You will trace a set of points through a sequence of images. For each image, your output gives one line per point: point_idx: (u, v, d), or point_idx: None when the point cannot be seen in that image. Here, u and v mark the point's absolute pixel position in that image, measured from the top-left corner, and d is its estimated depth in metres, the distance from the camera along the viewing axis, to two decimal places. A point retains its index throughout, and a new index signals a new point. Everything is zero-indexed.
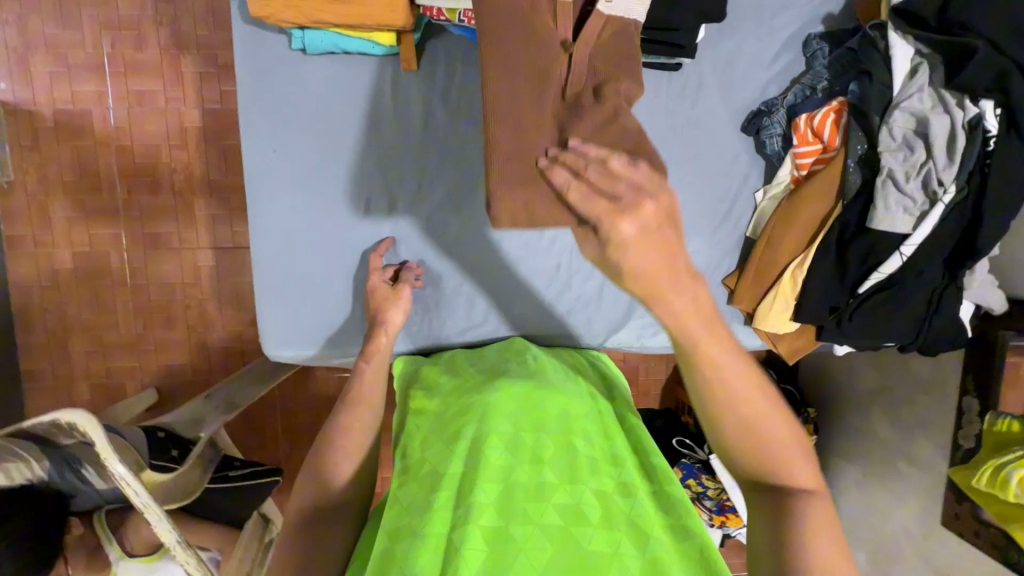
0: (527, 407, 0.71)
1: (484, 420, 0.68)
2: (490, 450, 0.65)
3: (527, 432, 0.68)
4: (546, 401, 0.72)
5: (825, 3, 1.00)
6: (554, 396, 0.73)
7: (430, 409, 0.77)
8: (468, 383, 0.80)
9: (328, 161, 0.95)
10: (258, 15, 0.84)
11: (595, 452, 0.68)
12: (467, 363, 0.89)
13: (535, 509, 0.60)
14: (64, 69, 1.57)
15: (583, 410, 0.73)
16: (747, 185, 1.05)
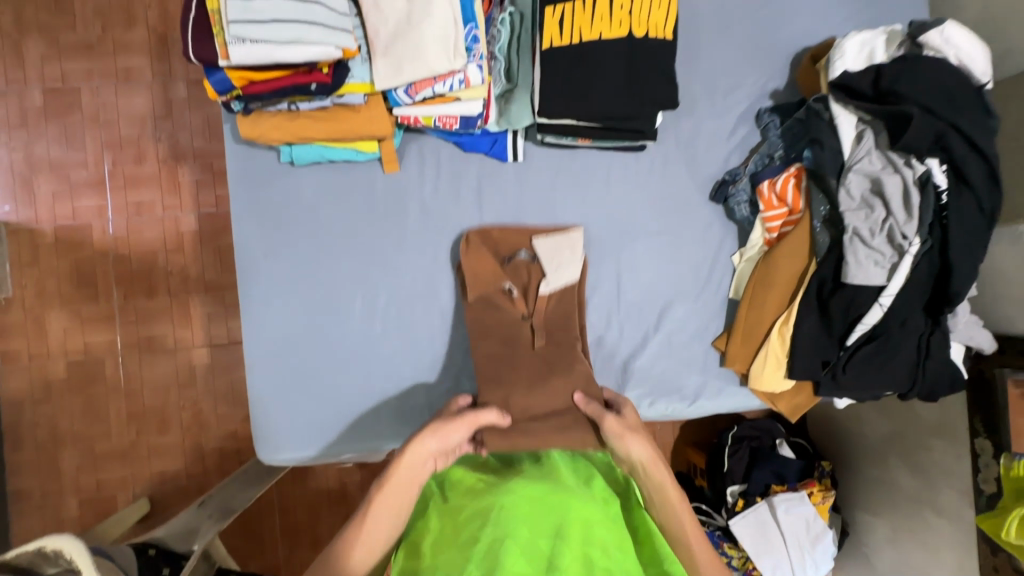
0: (541, 515, 0.68)
1: (499, 532, 0.64)
2: (508, 568, 0.60)
3: (543, 546, 0.64)
4: (561, 507, 0.69)
5: (770, 80, 1.09)
6: (569, 502, 0.70)
7: (441, 509, 0.75)
8: (481, 487, 0.77)
9: (320, 262, 0.99)
10: (249, 136, 0.90)
11: (615, 566, 0.64)
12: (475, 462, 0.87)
13: None
14: (67, 188, 1.65)
15: (600, 517, 0.70)
16: (724, 249, 1.08)
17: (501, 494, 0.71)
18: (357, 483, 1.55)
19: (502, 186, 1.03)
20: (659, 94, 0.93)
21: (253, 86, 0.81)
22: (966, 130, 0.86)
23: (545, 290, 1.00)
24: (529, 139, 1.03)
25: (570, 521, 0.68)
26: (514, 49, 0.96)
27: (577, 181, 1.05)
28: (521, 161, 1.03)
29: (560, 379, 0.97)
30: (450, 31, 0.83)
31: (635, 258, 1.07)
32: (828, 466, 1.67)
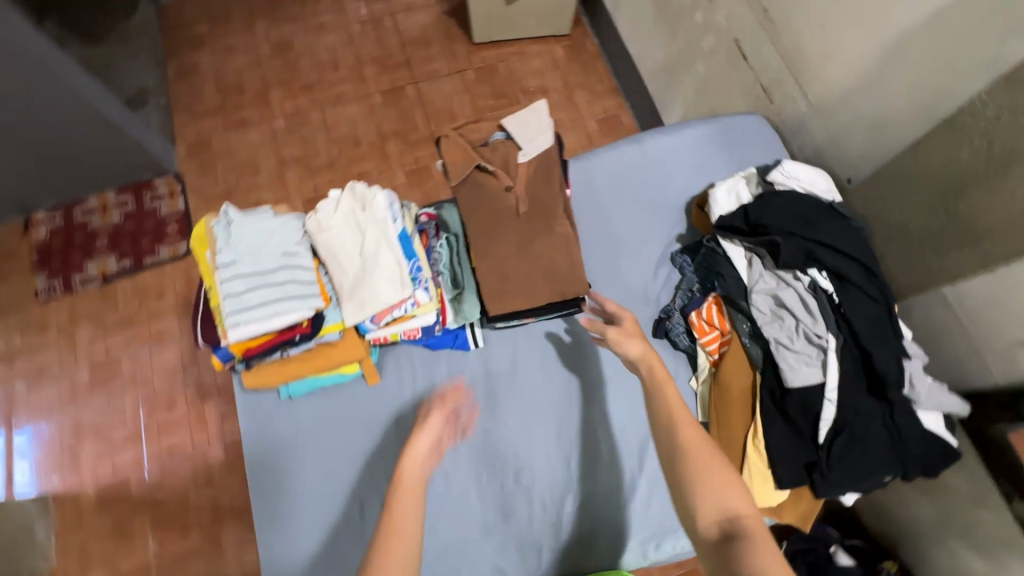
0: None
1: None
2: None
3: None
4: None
5: (672, 227, 1.32)
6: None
7: None
8: None
9: (326, 476, 1.11)
10: (253, 385, 1.08)
11: None
12: None
13: None
14: (108, 447, 1.89)
15: None
16: (680, 377, 1.18)
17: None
18: None
19: (470, 370, 1.19)
20: None
21: (250, 351, 1.01)
22: (830, 241, 1.04)
23: (522, 158, 1.09)
24: (484, 326, 1.21)
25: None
26: (454, 261, 1.19)
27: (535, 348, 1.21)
28: (482, 346, 1.20)
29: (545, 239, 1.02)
30: (396, 270, 1.05)
31: (603, 404, 1.17)
32: (892, 566, 1.55)
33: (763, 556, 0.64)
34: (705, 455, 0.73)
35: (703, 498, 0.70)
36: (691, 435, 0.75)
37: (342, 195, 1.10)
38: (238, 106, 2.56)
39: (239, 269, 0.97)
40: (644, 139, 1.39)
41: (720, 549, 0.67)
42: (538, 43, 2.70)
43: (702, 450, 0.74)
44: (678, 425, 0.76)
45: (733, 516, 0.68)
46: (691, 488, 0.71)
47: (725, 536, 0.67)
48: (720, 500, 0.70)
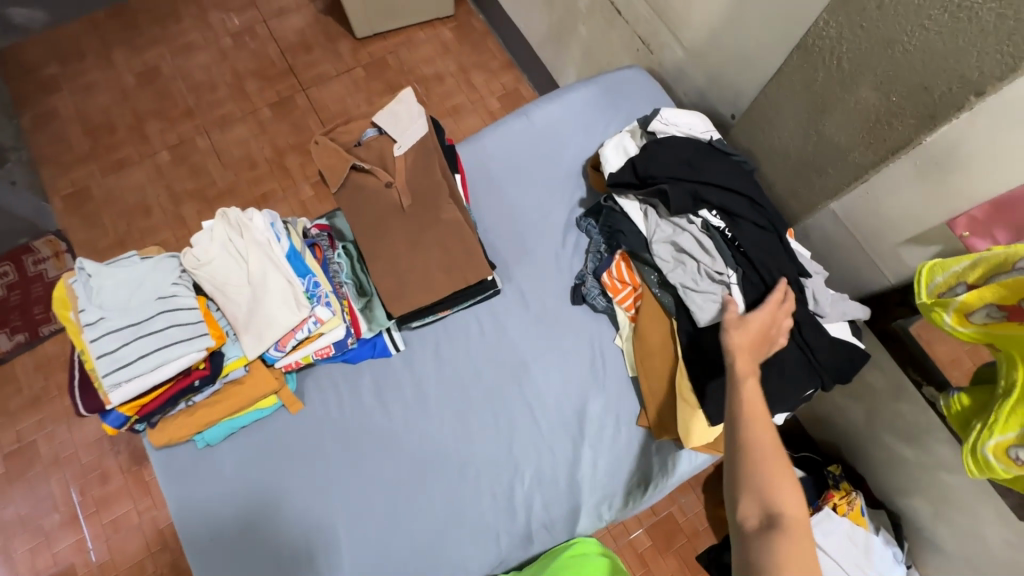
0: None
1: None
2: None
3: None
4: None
5: (573, 193, 1.31)
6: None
7: None
8: None
9: (262, 518, 1.05)
10: (162, 442, 1.01)
11: None
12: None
13: None
14: (43, 537, 1.83)
15: None
16: (605, 338, 1.20)
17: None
18: None
19: (396, 376, 1.16)
20: None
21: (145, 407, 0.94)
22: (715, 180, 1.06)
23: (399, 152, 1.05)
24: (402, 328, 1.18)
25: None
26: (356, 268, 1.15)
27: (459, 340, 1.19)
28: (403, 348, 1.17)
29: (435, 231, 1.00)
30: (289, 291, 0.99)
31: (535, 382, 1.17)
32: (837, 469, 1.64)
33: (788, 556, 0.66)
34: (773, 461, 0.72)
35: (750, 489, 0.72)
36: (765, 439, 0.73)
37: (216, 224, 1.02)
38: (113, 146, 2.36)
39: (109, 325, 0.89)
40: (531, 109, 1.37)
41: (753, 538, 0.69)
42: (424, 28, 2.62)
43: (772, 453, 0.73)
44: (752, 423, 0.75)
45: (783, 520, 0.68)
46: (743, 483, 0.72)
47: (759, 531, 0.69)
48: (768, 497, 0.70)
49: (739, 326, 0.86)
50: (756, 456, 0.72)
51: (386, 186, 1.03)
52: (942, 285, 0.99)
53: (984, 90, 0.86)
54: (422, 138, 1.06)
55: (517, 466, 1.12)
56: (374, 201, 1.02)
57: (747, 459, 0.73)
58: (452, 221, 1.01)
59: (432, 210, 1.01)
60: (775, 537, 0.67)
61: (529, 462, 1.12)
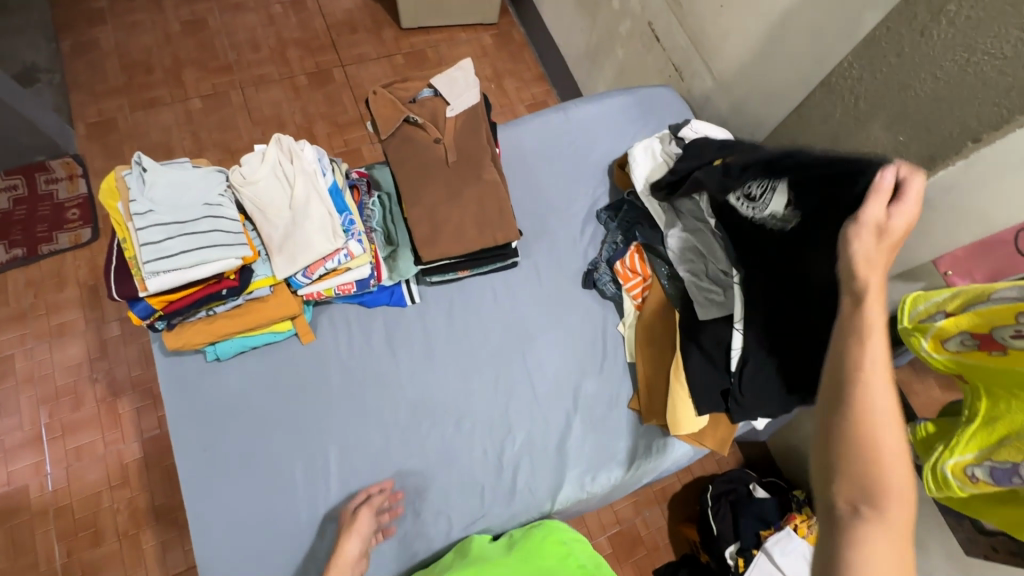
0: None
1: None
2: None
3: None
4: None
5: (597, 188, 1.40)
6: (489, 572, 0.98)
7: None
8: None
9: (257, 440, 1.07)
10: (176, 347, 1.03)
11: None
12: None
13: None
14: (2, 453, 1.76)
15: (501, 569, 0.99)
16: (609, 324, 1.27)
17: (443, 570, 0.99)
18: None
19: (407, 326, 1.20)
20: None
21: (172, 305, 0.98)
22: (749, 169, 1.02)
23: (451, 113, 1.13)
24: (420, 282, 1.23)
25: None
26: (387, 218, 1.21)
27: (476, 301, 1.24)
28: (418, 302, 1.22)
29: (473, 188, 1.08)
30: (327, 221, 1.04)
31: (537, 353, 1.22)
32: (802, 495, 1.72)
33: (880, 546, 0.61)
34: (889, 439, 0.64)
35: (850, 472, 0.64)
36: (882, 417, 0.64)
37: (268, 148, 1.07)
38: (147, 85, 2.40)
39: (157, 217, 0.93)
40: (569, 106, 1.47)
41: (844, 523, 0.64)
42: (467, 30, 2.74)
43: (886, 431, 0.64)
44: (870, 389, 0.65)
45: (884, 513, 0.62)
46: (844, 465, 0.65)
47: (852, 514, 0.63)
48: (870, 483, 0.63)
49: (868, 236, 0.70)
50: (872, 436, 0.64)
51: (435, 142, 1.10)
52: (922, 312, 1.05)
53: (980, 137, 0.98)
54: (473, 106, 1.14)
55: (509, 428, 1.16)
56: (421, 153, 1.09)
57: (855, 441, 0.65)
58: (488, 182, 1.09)
59: (474, 171, 1.09)
60: (870, 526, 0.62)
61: (520, 426, 1.16)
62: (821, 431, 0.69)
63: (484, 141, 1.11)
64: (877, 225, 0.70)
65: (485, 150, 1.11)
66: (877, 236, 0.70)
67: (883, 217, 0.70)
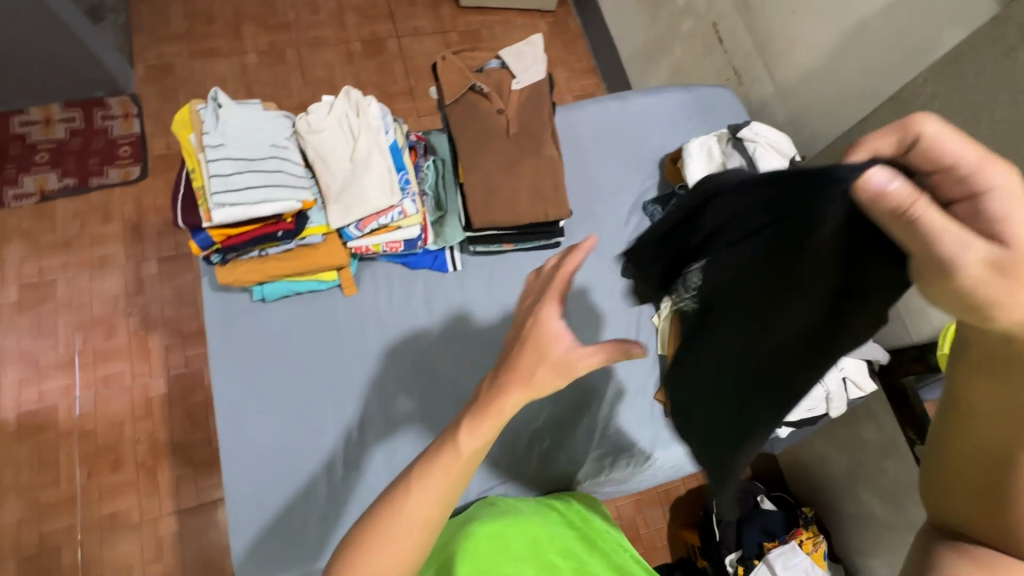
0: (499, 539, 0.83)
1: (455, 561, 0.77)
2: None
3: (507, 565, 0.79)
4: (518, 535, 0.85)
5: (647, 181, 1.40)
6: (522, 531, 0.86)
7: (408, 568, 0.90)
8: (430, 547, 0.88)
9: (293, 383, 1.10)
10: (226, 281, 1.06)
11: None
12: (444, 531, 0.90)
13: None
14: (35, 373, 1.81)
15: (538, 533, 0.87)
16: (644, 315, 1.28)
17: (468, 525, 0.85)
18: None
19: (446, 292, 1.22)
20: None
21: (231, 239, 1.01)
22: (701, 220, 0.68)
23: (516, 86, 1.13)
24: (463, 251, 1.24)
25: (526, 549, 0.83)
26: (439, 182, 1.22)
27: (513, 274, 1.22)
28: (460, 270, 1.24)
29: (532, 163, 1.09)
30: (386, 177, 1.07)
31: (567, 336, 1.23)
32: (808, 512, 1.73)
33: None
34: None
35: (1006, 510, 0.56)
36: None
37: (336, 100, 1.10)
38: (206, 35, 2.44)
39: (227, 152, 0.96)
40: (627, 96, 1.47)
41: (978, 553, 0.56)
42: (523, 15, 2.73)
43: None
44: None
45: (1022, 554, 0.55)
46: (998, 498, 0.56)
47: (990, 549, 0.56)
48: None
49: (997, 275, 0.46)
50: None
51: (499, 113, 1.11)
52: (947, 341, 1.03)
53: None
54: (538, 82, 1.15)
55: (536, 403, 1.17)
56: (484, 122, 1.11)
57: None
58: (546, 158, 1.10)
59: (534, 147, 1.10)
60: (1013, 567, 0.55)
61: (546, 403, 1.17)
62: (983, 463, 0.57)
63: (547, 119, 1.13)
64: (988, 258, 0.46)
65: (547, 128, 1.12)
66: (991, 269, 0.46)
67: (989, 248, 0.46)
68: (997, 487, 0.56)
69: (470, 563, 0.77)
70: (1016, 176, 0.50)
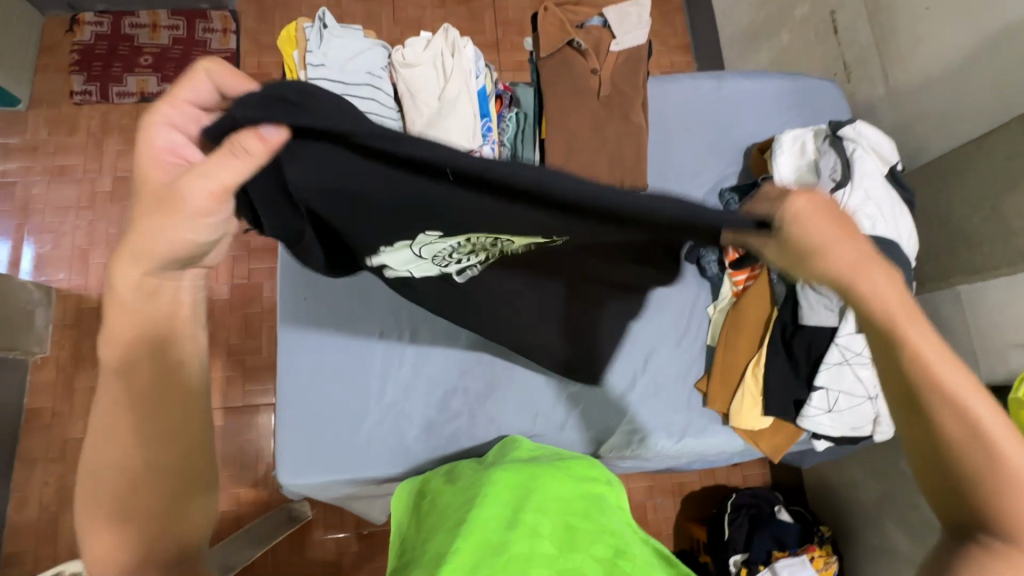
0: (520, 487, 0.80)
1: (475, 504, 0.76)
2: (493, 530, 0.70)
3: (526, 508, 0.75)
4: (542, 483, 0.81)
5: (728, 167, 1.35)
6: (547, 482, 0.81)
7: (427, 506, 0.90)
8: (459, 488, 0.88)
9: (351, 303, 1.15)
10: None
11: (595, 531, 0.71)
12: (471, 468, 0.96)
13: (532, 556, 0.66)
14: None
15: (561, 479, 0.83)
16: (699, 303, 1.26)
17: (490, 475, 0.84)
18: (353, 554, 1.85)
19: None
20: None
21: None
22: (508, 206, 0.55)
23: (615, 48, 1.10)
24: None
25: (549, 496, 0.78)
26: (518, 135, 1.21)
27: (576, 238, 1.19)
28: None
29: (620, 129, 1.06)
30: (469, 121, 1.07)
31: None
32: (825, 532, 1.70)
33: None
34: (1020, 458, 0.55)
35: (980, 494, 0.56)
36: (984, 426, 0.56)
37: (434, 36, 1.10)
38: None
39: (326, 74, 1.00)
40: (725, 76, 1.40)
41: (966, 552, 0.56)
42: None
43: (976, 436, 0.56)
44: (964, 397, 0.56)
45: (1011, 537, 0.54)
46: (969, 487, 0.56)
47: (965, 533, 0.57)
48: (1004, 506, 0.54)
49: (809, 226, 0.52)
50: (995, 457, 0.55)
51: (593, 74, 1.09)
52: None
53: None
54: (640, 46, 1.11)
55: None
56: (577, 81, 1.09)
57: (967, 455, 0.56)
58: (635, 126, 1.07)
59: (624, 114, 1.07)
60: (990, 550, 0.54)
61: None
62: (918, 453, 0.60)
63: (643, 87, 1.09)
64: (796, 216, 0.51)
65: (641, 96, 1.09)
66: (801, 212, 0.52)
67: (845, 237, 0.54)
68: (940, 470, 0.58)
69: (490, 506, 0.75)
70: (808, 196, 0.52)
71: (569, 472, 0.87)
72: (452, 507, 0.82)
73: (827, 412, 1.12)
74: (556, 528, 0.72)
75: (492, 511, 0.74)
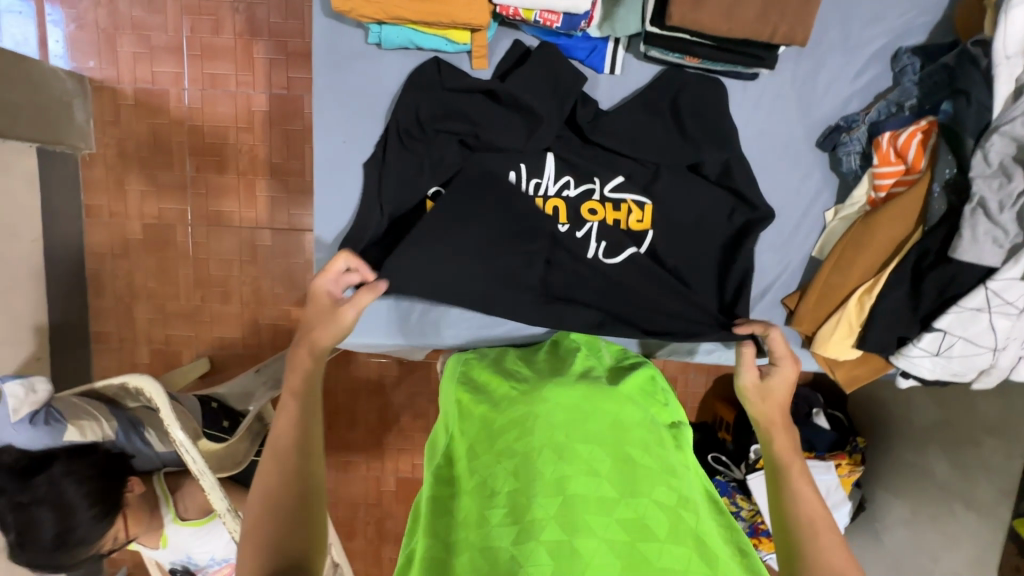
0: (574, 407, 0.75)
1: (522, 425, 0.72)
2: (543, 462, 0.67)
3: (581, 438, 0.70)
4: (597, 410, 0.75)
5: (922, 15, 0.96)
6: (601, 408, 0.75)
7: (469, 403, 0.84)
8: (507, 392, 0.82)
9: (393, 152, 0.98)
10: (341, 10, 0.89)
11: (658, 479, 0.68)
12: (516, 370, 0.91)
13: (597, 507, 0.63)
14: (148, 50, 1.75)
15: (619, 405, 0.78)
16: (817, 203, 1.04)
17: (541, 388, 0.79)
18: (392, 378, 1.99)
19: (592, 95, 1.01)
20: (786, 29, 0.86)
21: None
22: None
23: None
24: (630, 50, 1.00)
25: (604, 427, 0.73)
26: None
27: (700, 117, 0.98)
28: (618, 74, 1.01)
29: None
30: None
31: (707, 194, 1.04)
32: (860, 442, 1.66)
33: None
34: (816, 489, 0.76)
35: None
36: None
37: None
38: None
39: None
40: None
41: None
42: None
43: None
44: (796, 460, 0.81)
45: None
46: None
47: None
48: None
49: None
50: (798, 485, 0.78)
51: None
52: None
53: None
54: None
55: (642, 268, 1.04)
56: None
57: None
58: None
59: None
60: None
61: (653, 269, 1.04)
62: None
63: None
64: None
65: None
66: None
67: None
68: None
69: (539, 428, 0.71)
70: None
71: (622, 393, 0.81)
72: (502, 417, 0.76)
73: (932, 355, 0.94)
74: (614, 468, 0.68)
75: (550, 436, 0.70)
